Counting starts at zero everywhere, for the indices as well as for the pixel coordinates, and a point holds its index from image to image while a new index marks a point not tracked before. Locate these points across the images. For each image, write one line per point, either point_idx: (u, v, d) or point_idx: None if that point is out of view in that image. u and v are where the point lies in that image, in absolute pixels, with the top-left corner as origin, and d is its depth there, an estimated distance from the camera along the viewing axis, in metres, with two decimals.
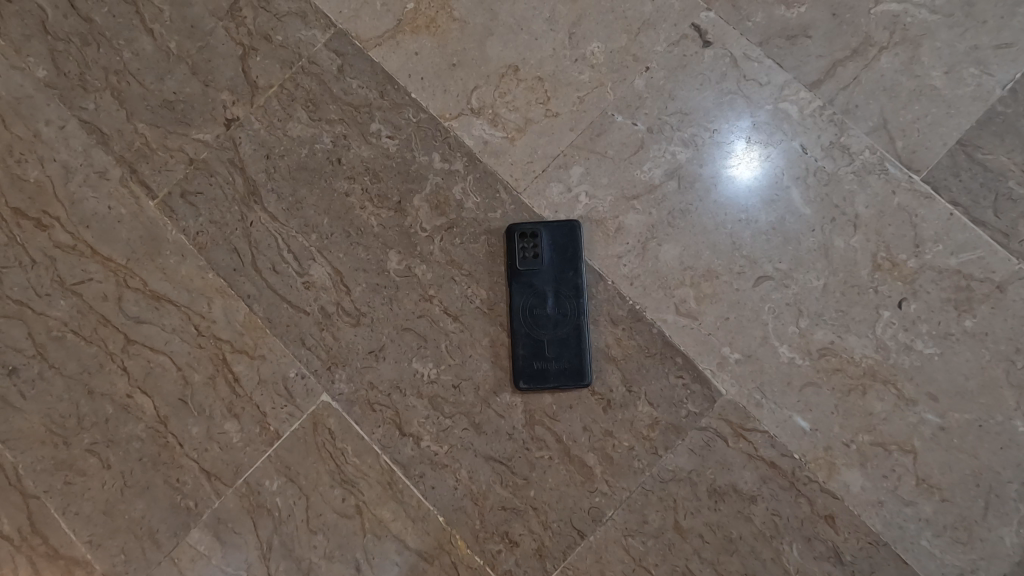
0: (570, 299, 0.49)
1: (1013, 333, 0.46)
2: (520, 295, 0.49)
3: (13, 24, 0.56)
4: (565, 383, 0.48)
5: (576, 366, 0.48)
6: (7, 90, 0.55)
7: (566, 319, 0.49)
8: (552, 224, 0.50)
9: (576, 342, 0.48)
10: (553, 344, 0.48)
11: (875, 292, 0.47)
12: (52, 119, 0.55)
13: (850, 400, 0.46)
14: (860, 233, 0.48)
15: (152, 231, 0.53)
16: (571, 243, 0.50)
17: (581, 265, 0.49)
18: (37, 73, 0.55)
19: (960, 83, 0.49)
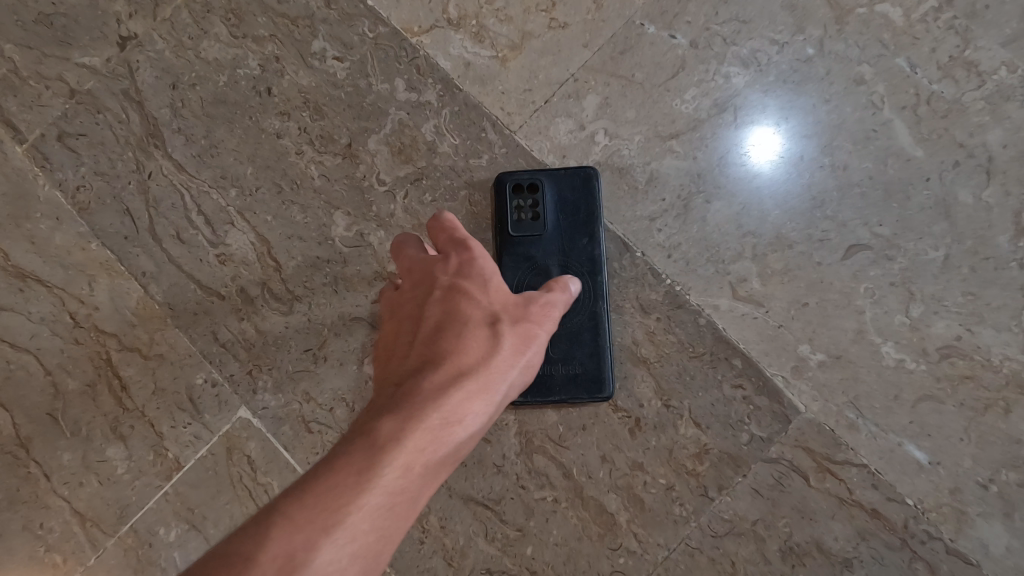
0: (584, 277, 0.35)
1: None
2: (514, 273, 0.35)
3: None
4: (577, 396, 0.34)
5: (592, 372, 0.34)
6: None
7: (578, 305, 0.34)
8: (558, 173, 0.36)
9: (592, 338, 0.34)
10: (560, 340, 0.34)
11: (1020, 267, 0.33)
12: None
13: (986, 421, 0.32)
14: (996, 183, 0.34)
15: (17, 186, 0.39)
16: (585, 198, 0.35)
17: (599, 230, 0.35)
18: None
19: None
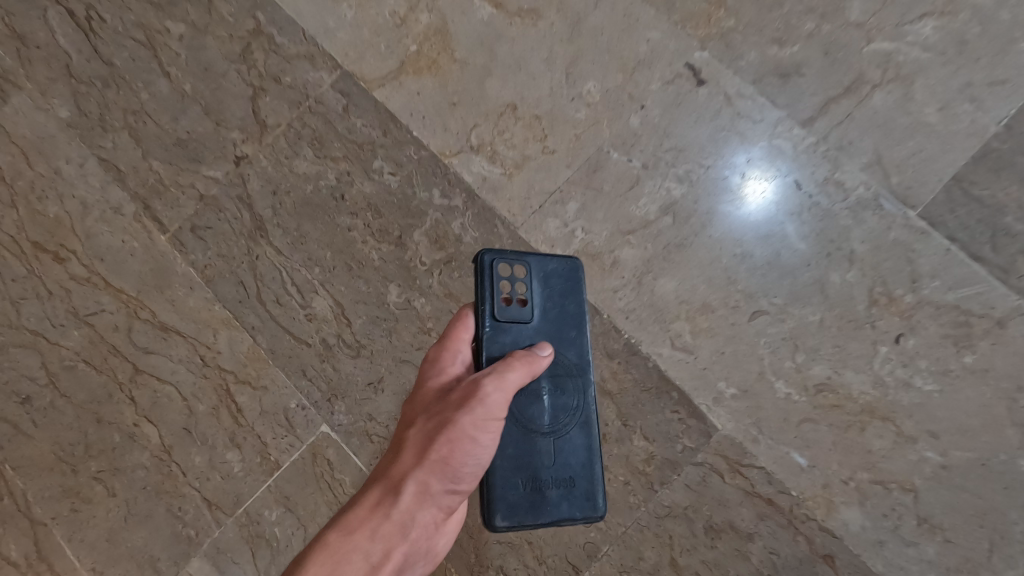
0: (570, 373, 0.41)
1: (1018, 368, 0.45)
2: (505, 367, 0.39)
3: (43, 71, 0.60)
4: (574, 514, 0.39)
5: (585, 488, 0.40)
6: (33, 132, 0.59)
7: (572, 419, 0.40)
8: (543, 258, 0.42)
9: (584, 454, 0.40)
10: (551, 448, 0.39)
11: (873, 327, 0.47)
12: (73, 158, 0.58)
13: (848, 436, 0.46)
14: (856, 267, 0.48)
15: (162, 264, 0.55)
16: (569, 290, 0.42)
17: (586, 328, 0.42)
18: (62, 114, 0.59)
19: (955, 118, 0.49)
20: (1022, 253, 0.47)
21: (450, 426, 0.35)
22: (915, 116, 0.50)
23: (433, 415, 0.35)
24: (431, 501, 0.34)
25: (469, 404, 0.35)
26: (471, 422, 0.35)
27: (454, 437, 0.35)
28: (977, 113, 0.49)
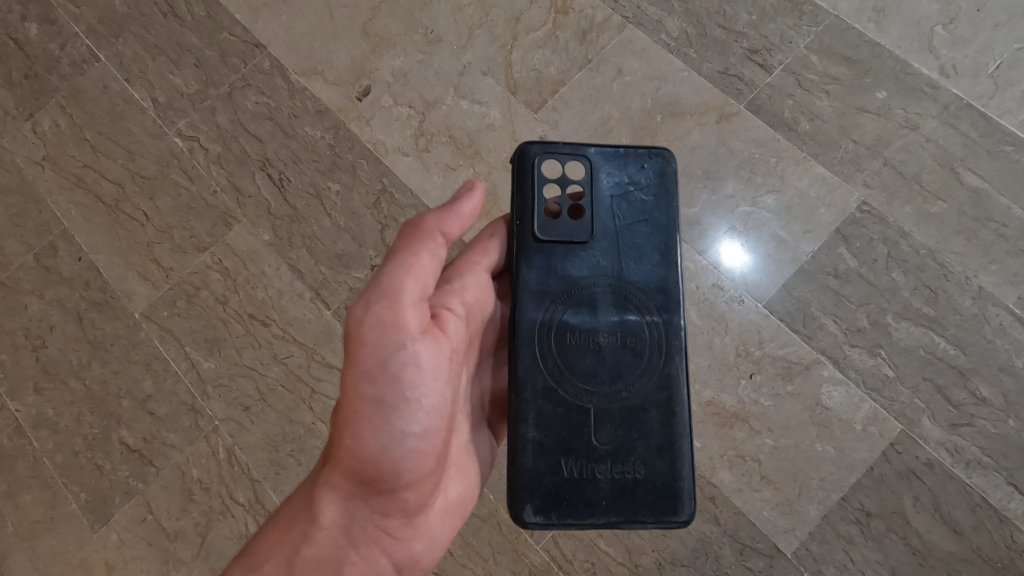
0: (640, 251, 0.62)
1: (816, 393, 0.82)
2: (570, 308, 0.60)
3: (253, 210, 1.00)
4: (642, 516, 0.57)
5: (660, 480, 0.57)
6: (247, 247, 0.98)
7: (645, 410, 0.59)
8: (607, 151, 0.63)
9: (660, 449, 0.58)
10: (613, 437, 0.57)
11: (739, 368, 0.84)
12: (272, 264, 0.97)
13: (723, 430, 0.82)
14: (729, 335, 0.85)
15: (328, 328, 0.93)
16: (623, 184, 0.63)
17: (655, 195, 0.64)
18: (265, 237, 0.98)
19: (785, 251, 0.88)
20: (818, 328, 0.84)
21: (355, 386, 0.52)
22: (763, 250, 0.88)
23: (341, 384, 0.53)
24: (357, 466, 0.53)
25: (357, 370, 0.52)
26: (368, 375, 0.52)
27: (362, 395, 0.52)
28: (797, 249, 0.88)
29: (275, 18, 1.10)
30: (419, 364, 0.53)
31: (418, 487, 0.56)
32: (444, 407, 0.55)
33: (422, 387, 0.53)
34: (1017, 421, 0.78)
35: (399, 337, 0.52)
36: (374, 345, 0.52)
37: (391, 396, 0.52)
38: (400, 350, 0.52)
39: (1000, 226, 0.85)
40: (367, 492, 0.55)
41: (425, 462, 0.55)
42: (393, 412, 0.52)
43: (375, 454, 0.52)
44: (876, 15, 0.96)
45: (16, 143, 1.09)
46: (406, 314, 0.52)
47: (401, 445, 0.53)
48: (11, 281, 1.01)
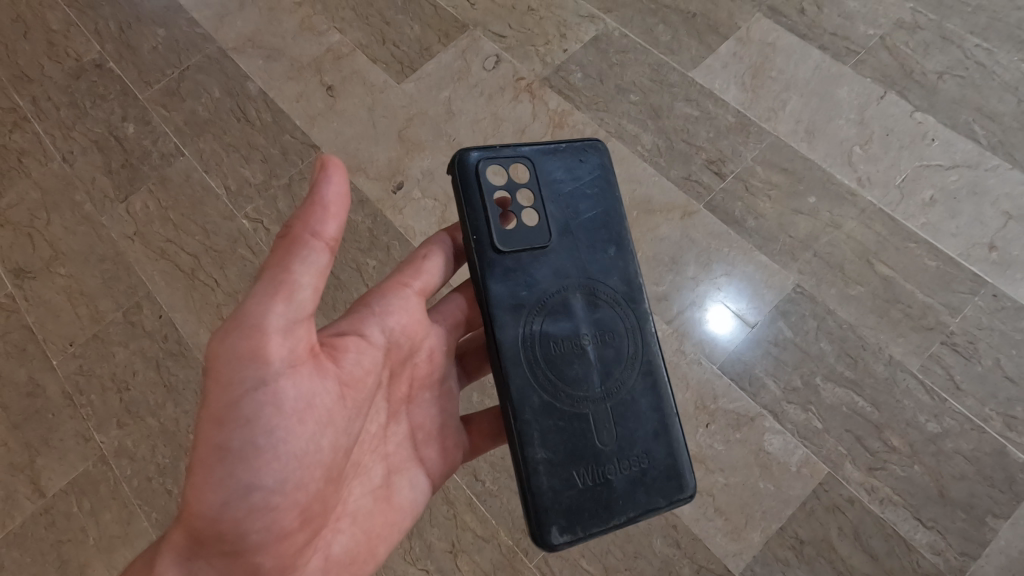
0: (597, 240, 0.82)
1: (759, 440, 1.01)
2: (551, 320, 0.77)
3: None
4: (656, 502, 0.75)
5: (666, 464, 0.77)
6: None
7: (635, 399, 0.78)
8: (545, 155, 0.82)
9: (660, 432, 0.78)
10: (616, 434, 0.76)
11: (698, 418, 1.03)
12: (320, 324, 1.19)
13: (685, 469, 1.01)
14: (689, 390, 1.05)
15: None
16: (559, 180, 0.82)
17: (594, 182, 0.83)
18: None
19: (735, 323, 1.09)
20: (761, 387, 1.04)
21: (204, 432, 0.60)
22: (726, 319, 1.09)
23: (195, 427, 0.61)
24: (205, 513, 0.60)
25: (210, 419, 0.60)
26: (216, 418, 0.59)
27: (207, 441, 0.60)
28: (743, 321, 1.09)
29: (328, 124, 1.37)
30: (268, 406, 0.61)
31: (269, 543, 0.63)
32: (297, 455, 0.62)
33: (274, 432, 0.61)
34: (920, 465, 0.98)
35: (250, 374, 0.60)
36: (225, 384, 0.60)
37: (235, 443, 0.60)
38: (254, 387, 0.60)
39: (907, 306, 1.07)
40: (206, 552, 0.61)
41: (272, 513, 0.62)
42: (242, 462, 0.60)
43: (216, 505, 0.60)
44: (807, 136, 1.21)
45: (112, 220, 1.33)
46: (264, 349, 0.60)
47: (245, 494, 0.60)
48: (103, 333, 1.23)
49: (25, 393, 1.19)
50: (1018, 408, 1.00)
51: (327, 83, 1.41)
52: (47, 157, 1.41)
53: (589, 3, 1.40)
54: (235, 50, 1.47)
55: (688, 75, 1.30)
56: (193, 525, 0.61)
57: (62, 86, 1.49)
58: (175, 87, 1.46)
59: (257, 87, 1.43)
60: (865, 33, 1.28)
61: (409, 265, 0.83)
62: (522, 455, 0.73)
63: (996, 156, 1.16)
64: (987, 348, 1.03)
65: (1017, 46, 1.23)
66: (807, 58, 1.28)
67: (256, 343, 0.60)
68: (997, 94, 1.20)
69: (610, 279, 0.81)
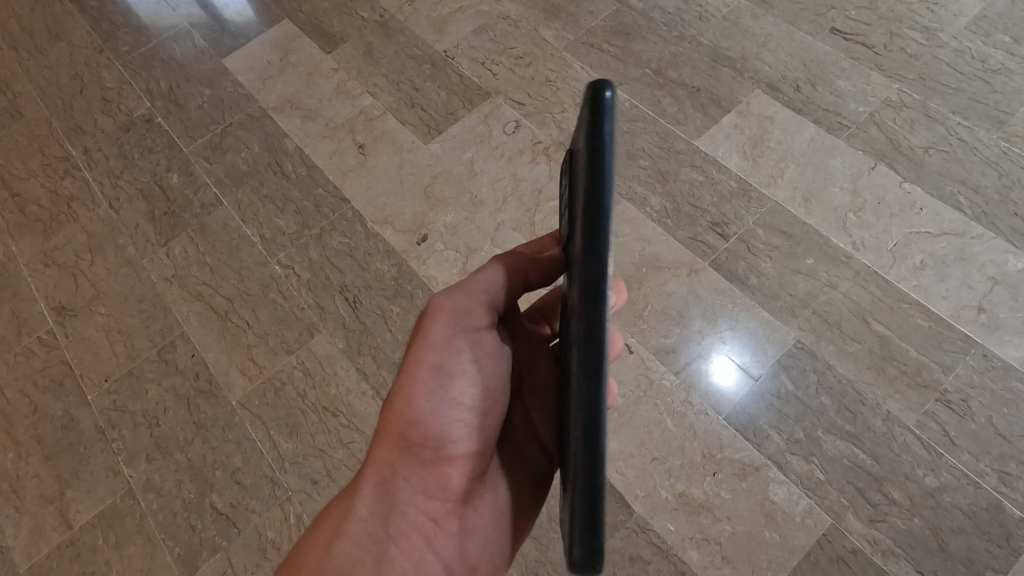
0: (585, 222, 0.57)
1: (764, 489, 1.06)
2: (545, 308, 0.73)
3: (334, 325, 1.31)
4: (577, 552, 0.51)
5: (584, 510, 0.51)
6: (327, 353, 1.28)
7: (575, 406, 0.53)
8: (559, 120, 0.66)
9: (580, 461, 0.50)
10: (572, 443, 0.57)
11: (704, 467, 1.08)
12: (345, 367, 1.26)
13: (693, 516, 1.05)
14: (696, 439, 1.11)
15: None
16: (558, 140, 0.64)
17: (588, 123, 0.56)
18: (341, 346, 1.29)
19: (739, 375, 1.15)
20: (765, 438, 1.09)
21: (419, 358, 0.70)
22: (729, 371, 1.15)
23: (410, 352, 0.71)
24: (416, 421, 0.69)
25: (426, 343, 0.70)
26: (434, 343, 0.70)
27: (425, 364, 0.70)
28: (747, 373, 1.15)
29: (359, 180, 1.48)
30: (477, 344, 0.71)
31: (462, 459, 0.70)
32: (492, 389, 0.72)
33: (475, 362, 0.70)
34: (920, 519, 1.02)
35: (465, 315, 0.71)
36: (442, 321, 0.70)
37: (450, 367, 0.70)
38: (467, 328, 0.71)
39: (902, 364, 1.13)
40: (411, 462, 0.69)
41: (471, 431, 0.70)
42: (452, 378, 0.70)
43: (427, 413, 0.69)
44: (805, 202, 1.31)
45: (153, 263, 1.42)
46: (478, 301, 0.72)
47: (451, 412, 0.69)
48: (138, 370, 1.29)
49: (60, 426, 1.25)
50: (1011, 464, 1.04)
51: (358, 142, 1.53)
52: (95, 203, 1.50)
53: (602, 77, 1.53)
54: (275, 110, 1.60)
55: (693, 143, 1.41)
56: (402, 434, 0.69)
57: (112, 137, 1.60)
58: (217, 142, 1.57)
59: (294, 144, 1.55)
60: (855, 110, 1.40)
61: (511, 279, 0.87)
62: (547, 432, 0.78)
63: (980, 225, 1.24)
64: (979, 406, 1.08)
65: (995, 125, 1.34)
66: (803, 131, 1.39)
67: (472, 296, 0.72)
68: (979, 167, 1.30)
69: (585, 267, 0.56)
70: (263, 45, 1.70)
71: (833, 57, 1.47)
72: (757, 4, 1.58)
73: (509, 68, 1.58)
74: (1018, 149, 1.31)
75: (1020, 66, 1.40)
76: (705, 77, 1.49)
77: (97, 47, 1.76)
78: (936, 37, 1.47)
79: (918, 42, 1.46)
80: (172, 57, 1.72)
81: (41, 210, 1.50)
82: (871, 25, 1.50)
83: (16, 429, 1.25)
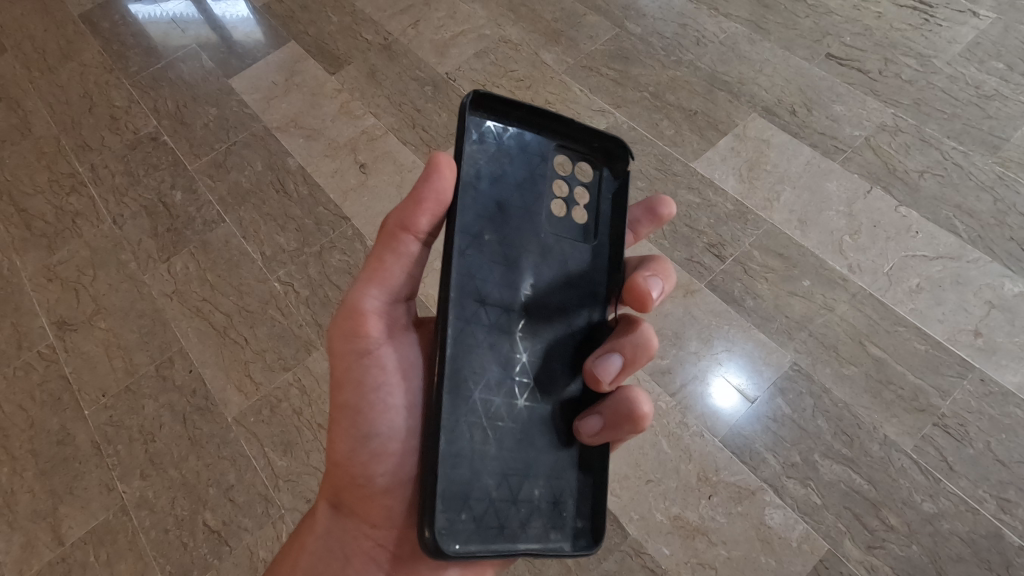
0: (517, 213, 0.66)
1: (760, 514, 1.05)
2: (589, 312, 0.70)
3: (331, 342, 1.32)
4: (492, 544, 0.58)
5: (476, 501, 0.58)
6: (324, 370, 1.29)
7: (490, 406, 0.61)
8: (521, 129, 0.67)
9: (466, 450, 0.59)
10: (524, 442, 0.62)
11: (698, 491, 1.08)
12: None
13: (688, 540, 1.04)
14: (690, 462, 1.10)
15: None
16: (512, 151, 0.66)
17: (502, 124, 0.66)
18: None
19: (734, 397, 1.14)
20: (762, 461, 1.09)
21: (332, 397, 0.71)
22: (726, 393, 1.15)
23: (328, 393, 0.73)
24: (340, 456, 0.70)
25: (333, 382, 0.71)
26: (337, 382, 0.70)
27: (336, 403, 0.71)
28: (743, 395, 1.14)
29: (360, 199, 1.50)
30: (378, 370, 0.69)
31: (393, 484, 0.69)
32: (405, 409, 0.69)
33: (381, 390, 0.69)
34: (919, 546, 1.01)
35: (355, 343, 0.68)
36: (340, 356, 0.70)
37: (355, 401, 0.69)
38: (361, 356, 0.68)
39: (899, 387, 1.12)
40: (348, 494, 0.71)
41: (393, 458, 0.69)
42: (359, 412, 0.69)
43: (346, 450, 0.70)
44: (801, 225, 1.31)
45: (154, 279, 1.43)
46: (366, 324, 0.68)
47: (366, 443, 0.69)
48: (135, 386, 1.30)
49: (56, 441, 1.25)
50: (1011, 491, 1.03)
51: (360, 162, 1.55)
52: (99, 219, 1.52)
53: (601, 99, 1.55)
54: (279, 129, 1.63)
55: (690, 165, 1.42)
56: (335, 472, 0.72)
57: (119, 155, 1.63)
58: (222, 160, 1.59)
59: (297, 163, 1.57)
60: (851, 134, 1.41)
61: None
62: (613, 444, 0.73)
63: (976, 249, 1.25)
64: (977, 431, 1.08)
65: (990, 150, 1.36)
66: (799, 154, 1.40)
67: (354, 321, 0.68)
68: (974, 192, 1.31)
69: (506, 266, 0.64)
70: (269, 66, 1.74)
71: (829, 82, 1.49)
72: (753, 30, 1.60)
73: (509, 91, 1.61)
74: (1012, 174, 1.33)
75: (1013, 93, 1.42)
76: (702, 101, 1.51)
77: (107, 67, 1.80)
78: (930, 63, 1.49)
79: (912, 68, 1.49)
80: (180, 77, 1.75)
81: (45, 226, 1.52)
82: (865, 51, 1.53)
83: (11, 444, 1.25)
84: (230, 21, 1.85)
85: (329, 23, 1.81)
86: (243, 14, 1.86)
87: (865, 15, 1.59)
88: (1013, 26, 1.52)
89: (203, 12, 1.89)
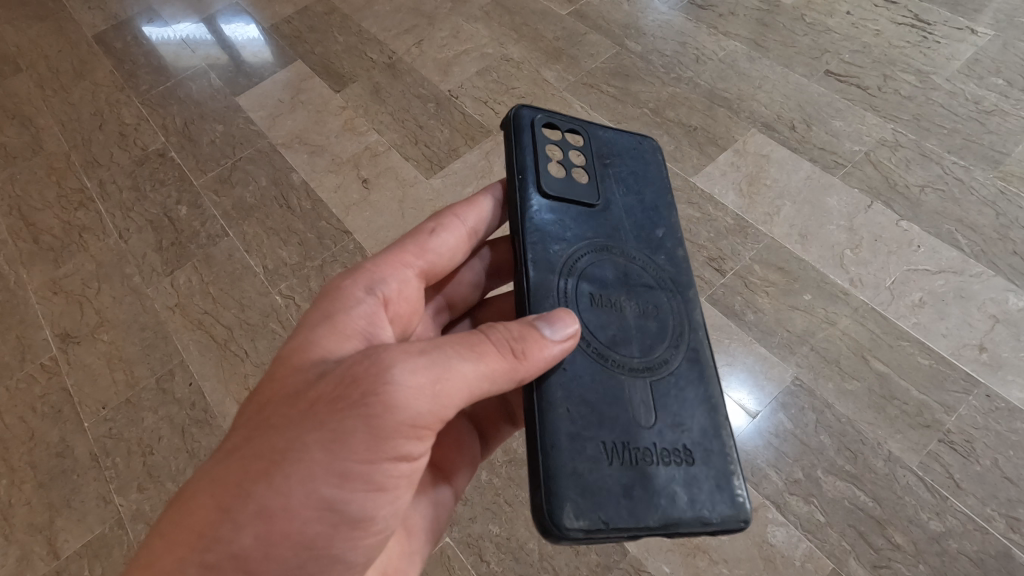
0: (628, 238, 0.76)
1: (762, 531, 1.03)
2: (586, 277, 0.71)
3: None
4: (701, 511, 0.62)
5: (714, 469, 0.64)
6: None
7: (676, 384, 0.68)
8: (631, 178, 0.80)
9: (712, 430, 0.67)
10: (650, 414, 0.65)
11: None
12: None
13: (689, 557, 1.02)
14: None
15: None
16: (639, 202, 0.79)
17: (656, 178, 0.81)
18: None
19: (738, 412, 1.12)
20: (764, 477, 1.07)
21: (316, 482, 0.54)
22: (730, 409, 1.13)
23: (304, 470, 0.53)
24: (273, 560, 0.54)
25: (331, 468, 0.54)
26: (340, 475, 0.54)
27: (315, 494, 0.54)
28: (745, 410, 1.13)
29: (362, 213, 1.51)
30: (402, 471, 0.58)
31: None
32: (385, 527, 0.60)
33: (381, 502, 0.58)
34: (926, 565, 0.98)
35: (408, 442, 0.56)
36: (372, 447, 0.54)
37: (345, 507, 0.56)
38: (393, 459, 0.56)
39: (903, 403, 1.11)
40: None
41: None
42: (338, 522, 0.56)
43: (290, 559, 0.55)
44: (802, 239, 1.31)
45: (158, 292, 1.44)
46: (424, 429, 0.56)
47: (322, 558, 0.57)
48: (135, 398, 1.30)
49: (55, 453, 1.25)
50: (1019, 509, 1.01)
51: (363, 177, 1.57)
52: (106, 233, 1.54)
53: (602, 116, 1.57)
54: (284, 146, 1.65)
55: (691, 180, 1.42)
56: (238, 567, 0.54)
57: (127, 170, 1.66)
58: (227, 175, 1.62)
59: (300, 178, 1.59)
60: (851, 149, 1.42)
61: (414, 239, 0.75)
62: (545, 407, 0.62)
63: (980, 263, 1.24)
64: (984, 448, 1.06)
65: (991, 165, 1.35)
66: (800, 169, 1.41)
67: (424, 421, 0.55)
68: (976, 207, 1.30)
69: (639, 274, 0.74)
70: (276, 84, 1.77)
71: (828, 98, 1.50)
72: (752, 49, 1.62)
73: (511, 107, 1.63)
74: (1014, 188, 1.32)
75: (1013, 108, 1.42)
76: (702, 117, 1.52)
77: (118, 85, 1.84)
78: (929, 79, 1.50)
79: (911, 84, 1.49)
80: (189, 95, 1.79)
81: (53, 240, 1.54)
82: (864, 68, 1.54)
83: (11, 456, 1.25)
84: (240, 42, 1.89)
85: (336, 43, 1.84)
86: (251, 34, 1.90)
87: (863, 33, 1.61)
88: (1012, 43, 1.53)
89: (213, 33, 1.93)
